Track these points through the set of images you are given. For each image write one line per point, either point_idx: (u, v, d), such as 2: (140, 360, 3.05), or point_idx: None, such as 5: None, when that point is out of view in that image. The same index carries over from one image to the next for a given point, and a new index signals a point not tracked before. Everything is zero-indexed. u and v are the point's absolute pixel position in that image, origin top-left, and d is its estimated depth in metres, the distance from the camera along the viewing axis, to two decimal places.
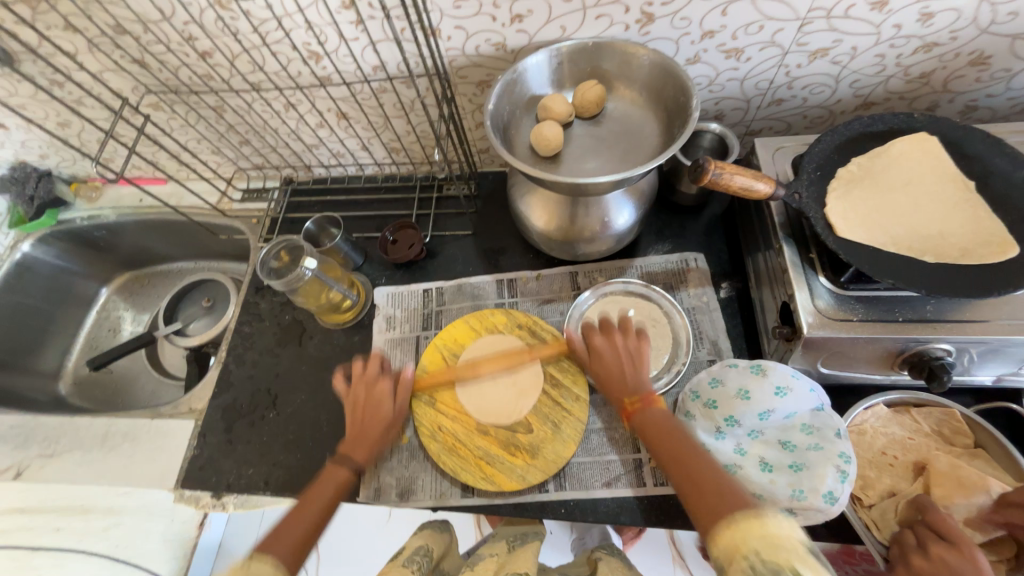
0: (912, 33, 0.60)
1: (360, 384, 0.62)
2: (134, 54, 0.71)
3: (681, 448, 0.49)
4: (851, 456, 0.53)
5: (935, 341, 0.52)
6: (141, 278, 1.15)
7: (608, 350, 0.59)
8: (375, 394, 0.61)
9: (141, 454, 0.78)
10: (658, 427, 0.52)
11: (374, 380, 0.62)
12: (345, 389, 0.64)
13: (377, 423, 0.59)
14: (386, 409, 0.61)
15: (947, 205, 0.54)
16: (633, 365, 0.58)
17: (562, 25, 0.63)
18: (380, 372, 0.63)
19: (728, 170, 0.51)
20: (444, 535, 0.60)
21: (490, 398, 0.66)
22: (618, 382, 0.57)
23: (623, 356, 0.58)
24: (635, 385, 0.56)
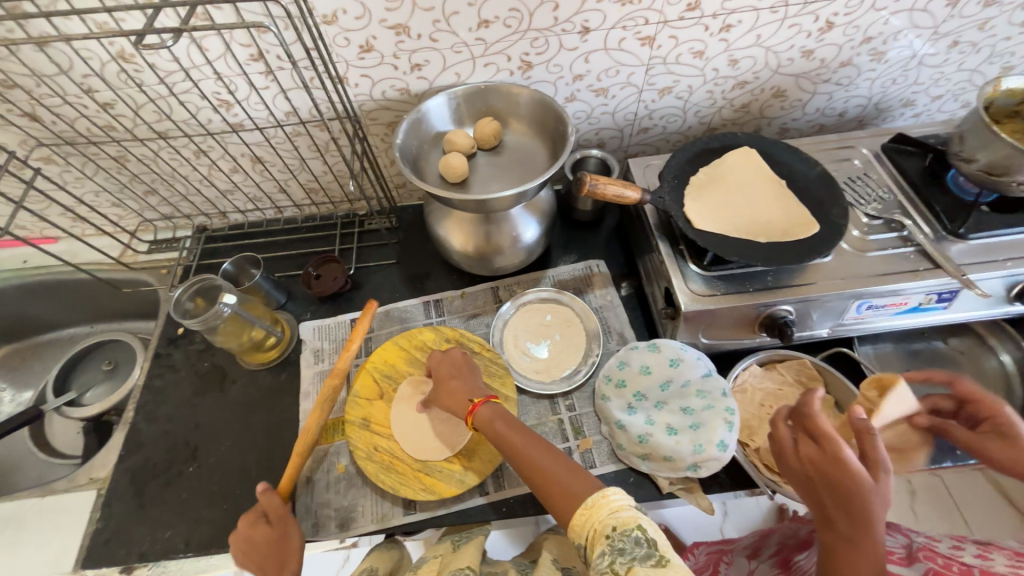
0: (729, 74, 0.78)
1: (251, 535, 0.57)
2: (24, 107, 0.69)
3: (519, 441, 0.53)
4: (734, 408, 0.63)
5: (779, 304, 0.64)
6: (22, 351, 1.03)
7: (441, 360, 0.67)
8: (262, 537, 0.57)
9: (30, 541, 0.69)
10: (496, 423, 0.56)
11: (261, 521, 0.58)
12: (234, 543, 0.57)
13: (286, 545, 0.57)
14: (286, 530, 0.58)
15: (771, 198, 0.68)
16: (464, 370, 0.65)
17: (456, 72, 0.72)
18: (260, 518, 0.59)
19: (602, 182, 0.62)
20: (393, 551, 0.63)
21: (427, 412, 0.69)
22: (457, 394, 0.62)
23: (457, 366, 0.66)
24: (471, 391, 0.62)
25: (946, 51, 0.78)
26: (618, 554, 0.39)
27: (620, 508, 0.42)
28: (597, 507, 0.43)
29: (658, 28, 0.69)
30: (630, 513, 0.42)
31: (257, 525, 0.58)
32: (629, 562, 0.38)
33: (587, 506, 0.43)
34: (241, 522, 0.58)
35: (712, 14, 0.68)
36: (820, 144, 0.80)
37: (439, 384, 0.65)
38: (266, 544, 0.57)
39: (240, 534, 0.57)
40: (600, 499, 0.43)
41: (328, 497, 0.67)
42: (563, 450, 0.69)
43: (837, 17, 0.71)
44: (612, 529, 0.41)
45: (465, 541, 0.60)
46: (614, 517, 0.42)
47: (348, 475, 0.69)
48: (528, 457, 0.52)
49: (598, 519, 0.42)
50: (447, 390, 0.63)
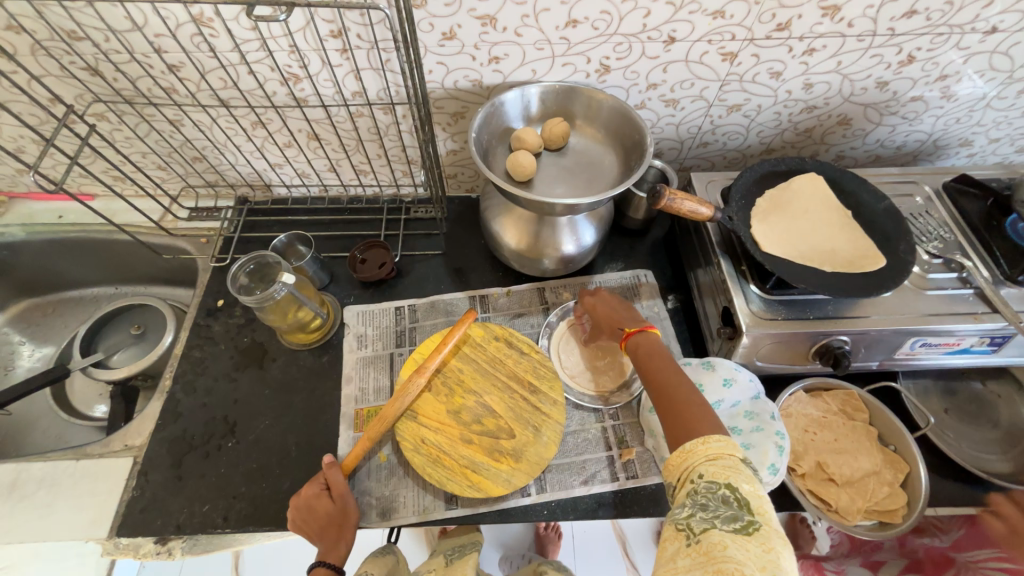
0: (800, 97, 0.77)
1: (310, 506, 0.61)
2: (89, 61, 0.67)
3: (658, 375, 0.59)
4: (784, 433, 0.63)
5: (836, 334, 0.65)
6: (45, 306, 1.01)
7: (604, 301, 0.72)
8: (323, 510, 0.61)
9: (61, 502, 0.68)
10: (646, 353, 0.62)
11: (323, 494, 0.62)
12: (292, 506, 0.61)
13: (344, 522, 0.61)
14: (340, 508, 0.62)
15: (837, 227, 0.68)
16: (622, 309, 0.71)
17: (533, 68, 0.71)
18: (322, 488, 0.63)
19: (679, 197, 0.61)
20: (388, 556, 0.71)
21: (475, 411, 0.68)
22: (617, 322, 0.69)
23: (612, 306, 0.71)
24: (623, 323, 0.68)
25: (1016, 97, 0.78)
26: (700, 509, 0.42)
27: (718, 458, 0.46)
28: (704, 447, 0.47)
29: (742, 45, 0.68)
30: (726, 468, 0.44)
31: (319, 498, 0.62)
32: (710, 520, 0.41)
33: (686, 448, 0.48)
34: (304, 491, 0.62)
35: (799, 37, 0.67)
36: (880, 177, 0.80)
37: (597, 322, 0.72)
38: (327, 515, 0.61)
39: (301, 505, 0.61)
40: (704, 445, 0.47)
41: (368, 485, 0.67)
42: (606, 458, 0.69)
43: (920, 52, 0.70)
44: (700, 476, 0.45)
45: (457, 556, 0.74)
46: (708, 464, 0.45)
47: (391, 464, 0.69)
48: (666, 389, 0.57)
49: (693, 462, 0.47)
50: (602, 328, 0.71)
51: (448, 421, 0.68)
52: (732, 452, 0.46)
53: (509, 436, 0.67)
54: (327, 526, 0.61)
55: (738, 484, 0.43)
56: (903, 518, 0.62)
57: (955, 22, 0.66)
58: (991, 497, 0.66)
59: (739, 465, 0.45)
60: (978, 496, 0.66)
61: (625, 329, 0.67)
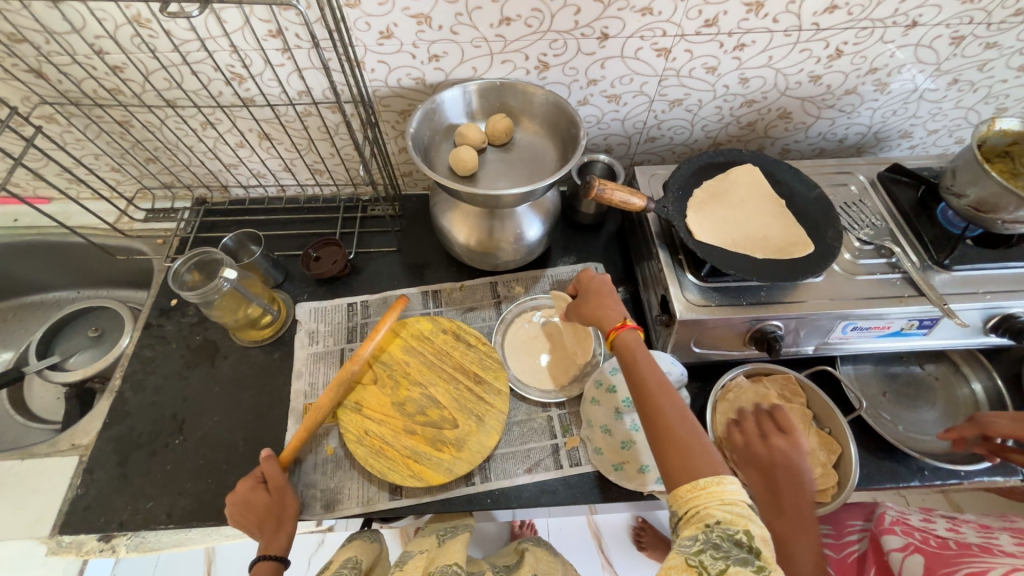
0: (738, 91, 0.79)
1: (245, 502, 0.61)
2: (30, 63, 0.68)
3: (654, 382, 0.53)
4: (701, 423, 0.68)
5: (768, 319, 0.66)
6: (3, 310, 1.00)
7: (599, 284, 0.66)
8: (261, 501, 0.61)
9: (7, 502, 0.68)
10: (637, 356, 0.56)
11: (259, 486, 0.63)
12: (229, 504, 0.61)
13: (284, 512, 0.62)
14: (278, 497, 0.62)
15: (770, 215, 0.70)
16: (608, 298, 0.64)
17: (473, 66, 0.73)
18: (258, 482, 0.63)
19: (610, 187, 0.63)
20: (374, 544, 0.67)
21: (420, 401, 0.70)
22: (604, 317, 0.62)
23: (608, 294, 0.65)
24: (618, 314, 0.62)
25: (946, 88, 0.81)
26: (713, 547, 0.40)
27: (735, 503, 0.42)
28: (720, 490, 0.43)
29: (675, 41, 0.70)
30: (742, 514, 0.42)
31: (257, 490, 0.62)
32: (722, 560, 0.38)
33: (699, 485, 0.44)
34: (242, 485, 0.62)
35: (728, 32, 0.70)
36: (819, 167, 0.83)
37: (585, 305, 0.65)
38: (263, 505, 0.61)
39: (237, 501, 0.61)
40: (720, 485, 0.43)
41: (314, 478, 0.68)
42: (551, 446, 0.71)
43: (847, 46, 0.73)
44: (715, 519, 0.42)
45: (450, 536, 0.63)
46: (725, 508, 0.42)
47: (337, 457, 0.69)
48: (667, 407, 0.51)
49: (707, 503, 0.43)
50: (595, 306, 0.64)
51: (393, 411, 0.69)
52: (744, 495, 0.43)
53: (452, 426, 0.68)
54: (266, 519, 0.60)
55: (755, 532, 0.40)
56: (833, 497, 0.64)
57: (876, 16, 0.69)
58: (924, 476, 0.68)
59: (751, 510, 0.42)
60: (911, 475, 0.68)
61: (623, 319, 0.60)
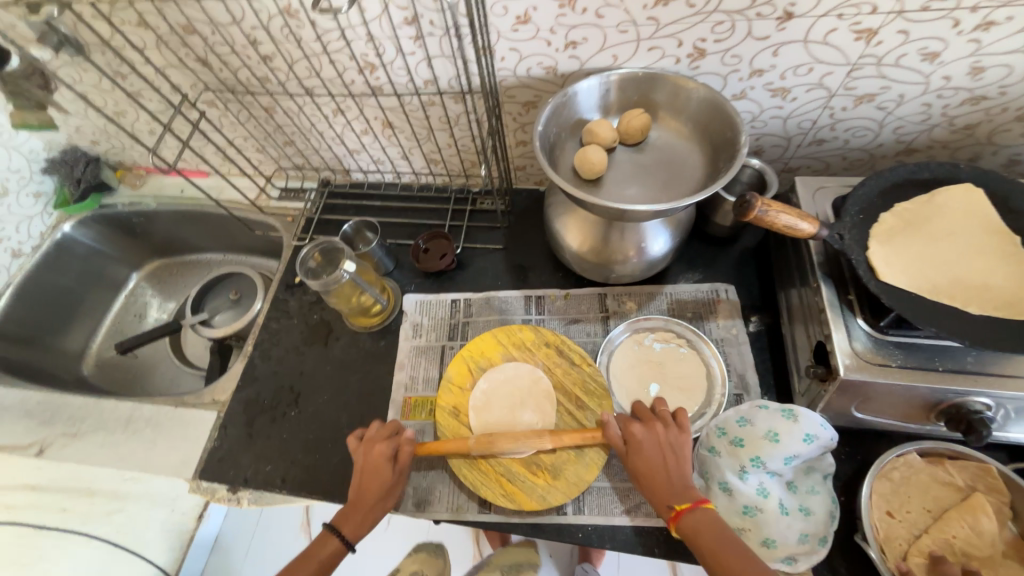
0: (961, 85, 0.61)
1: (360, 449, 0.61)
2: (199, 53, 0.74)
3: (727, 551, 0.48)
4: (836, 498, 0.59)
5: (974, 394, 0.51)
6: (169, 266, 1.17)
7: (651, 442, 0.56)
8: (376, 456, 0.60)
9: (163, 441, 0.80)
10: (705, 522, 0.50)
11: (376, 443, 0.61)
12: (353, 446, 0.63)
13: (375, 494, 0.59)
14: (388, 475, 0.60)
15: (990, 258, 0.54)
16: (677, 462, 0.56)
17: (614, 54, 0.64)
18: (387, 436, 0.62)
19: (774, 209, 0.51)
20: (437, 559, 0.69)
21: (522, 416, 0.67)
22: (661, 477, 0.55)
23: (663, 450, 0.56)
24: (676, 486, 0.54)
25: None
26: None
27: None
28: None
29: (885, 20, 0.55)
30: None
31: (382, 460, 0.60)
32: None
33: None
34: (370, 433, 0.63)
35: (970, 7, 0.52)
36: None
37: (636, 464, 0.56)
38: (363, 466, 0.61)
39: (363, 443, 0.62)
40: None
41: (408, 473, 0.68)
42: None
43: None
44: None
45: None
46: None
47: (430, 457, 0.69)
48: (744, 571, 0.46)
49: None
50: (648, 463, 0.55)
51: (494, 414, 0.67)
52: None
53: (549, 450, 0.64)
54: (361, 487, 0.59)
55: None
56: None
57: None
58: None
59: None
60: None
61: (674, 502, 0.53)
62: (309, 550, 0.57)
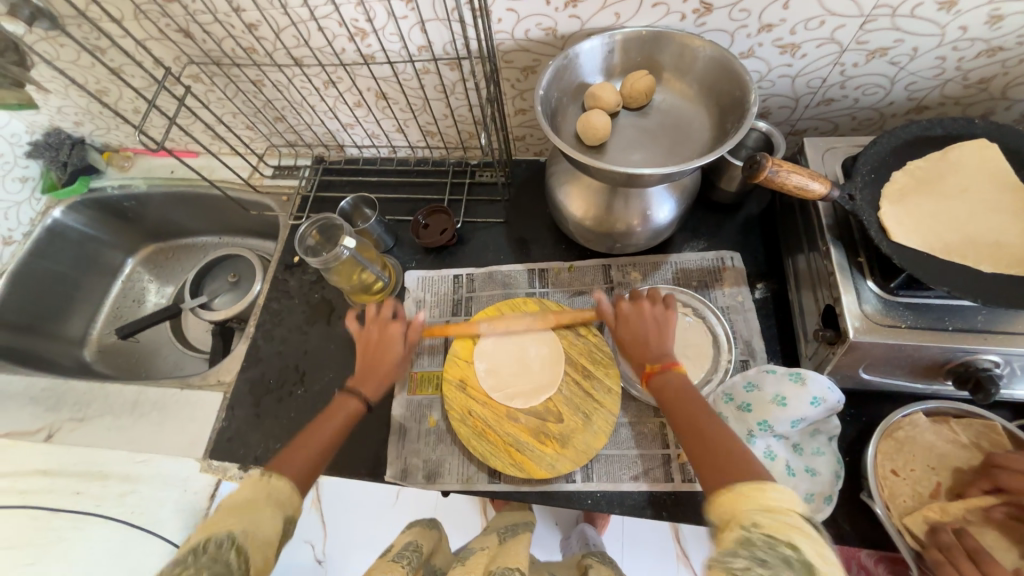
0: (978, 36, 0.58)
1: (372, 324, 0.64)
2: (180, 23, 0.70)
3: (694, 419, 0.50)
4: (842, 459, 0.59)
5: (984, 353, 0.51)
6: (165, 250, 1.15)
7: (638, 313, 0.60)
8: (391, 333, 0.62)
9: (171, 423, 0.80)
10: (675, 393, 0.53)
11: (388, 322, 0.64)
12: (356, 329, 0.65)
13: (391, 364, 0.61)
14: (395, 349, 0.62)
15: (1005, 215, 0.53)
16: (662, 334, 0.58)
17: (616, 11, 0.61)
18: (394, 316, 0.64)
19: (785, 168, 0.50)
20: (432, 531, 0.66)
21: (528, 351, 0.69)
22: (648, 346, 0.58)
23: (652, 321, 0.59)
24: (657, 350, 0.57)
25: None
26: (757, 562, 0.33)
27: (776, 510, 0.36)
28: (762, 495, 0.38)
29: None
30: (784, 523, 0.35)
31: (388, 326, 0.63)
32: None
33: (734, 490, 0.39)
34: (387, 305, 0.65)
35: None
36: None
37: (626, 329, 0.60)
38: (377, 337, 0.63)
39: (372, 320, 0.64)
40: (758, 491, 0.38)
41: (417, 447, 0.69)
42: (662, 456, 0.64)
43: None
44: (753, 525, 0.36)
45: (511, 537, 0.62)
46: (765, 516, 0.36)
47: (438, 431, 0.70)
48: (699, 432, 0.49)
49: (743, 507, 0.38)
50: (631, 329, 0.59)
51: (501, 361, 0.69)
52: (794, 504, 0.37)
53: (556, 421, 0.65)
54: (368, 351, 0.62)
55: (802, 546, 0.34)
56: None
57: None
58: None
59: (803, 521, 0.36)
60: None
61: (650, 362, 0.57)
62: (333, 408, 0.57)
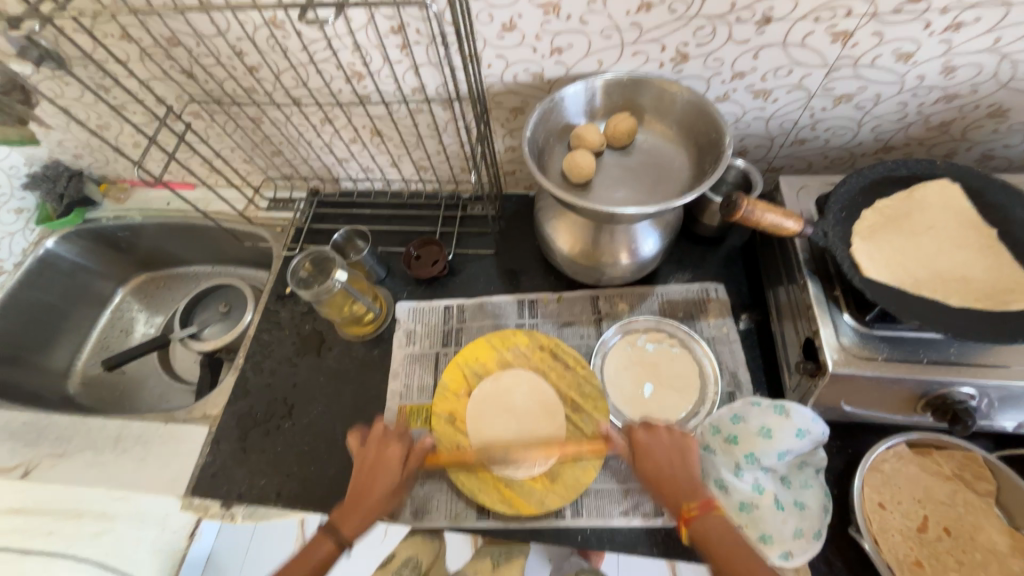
0: (935, 84, 0.62)
1: (370, 446, 0.61)
2: (183, 65, 0.73)
3: (729, 549, 0.47)
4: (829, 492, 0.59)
5: (959, 385, 0.53)
6: (157, 280, 1.15)
7: (659, 445, 0.56)
8: (388, 460, 0.60)
9: (154, 458, 0.79)
10: (716, 545, 0.48)
11: (386, 442, 0.61)
12: (356, 447, 0.63)
13: (379, 496, 0.58)
14: (387, 480, 0.58)
15: (970, 251, 0.56)
16: (686, 463, 0.55)
17: (599, 59, 0.65)
18: (394, 437, 0.62)
19: (760, 208, 0.52)
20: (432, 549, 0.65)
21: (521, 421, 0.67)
22: (672, 483, 0.54)
23: (673, 457, 0.55)
24: (692, 491, 0.52)
25: None
26: None
27: None
28: None
29: (860, 22, 0.56)
30: None
31: (382, 449, 0.61)
32: None
33: None
34: (375, 429, 0.63)
35: (940, 9, 0.54)
36: None
37: (646, 472, 0.55)
38: (373, 460, 0.60)
39: (368, 443, 0.62)
40: None
41: (406, 481, 0.68)
42: (651, 490, 0.64)
43: None
44: None
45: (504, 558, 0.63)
46: None
47: (427, 466, 0.69)
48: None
49: None
50: (653, 462, 0.55)
51: (491, 422, 0.67)
52: None
53: (546, 454, 0.65)
54: (360, 488, 0.58)
55: None
56: None
57: None
58: None
59: None
60: None
61: (684, 503, 0.52)
62: (308, 549, 0.54)
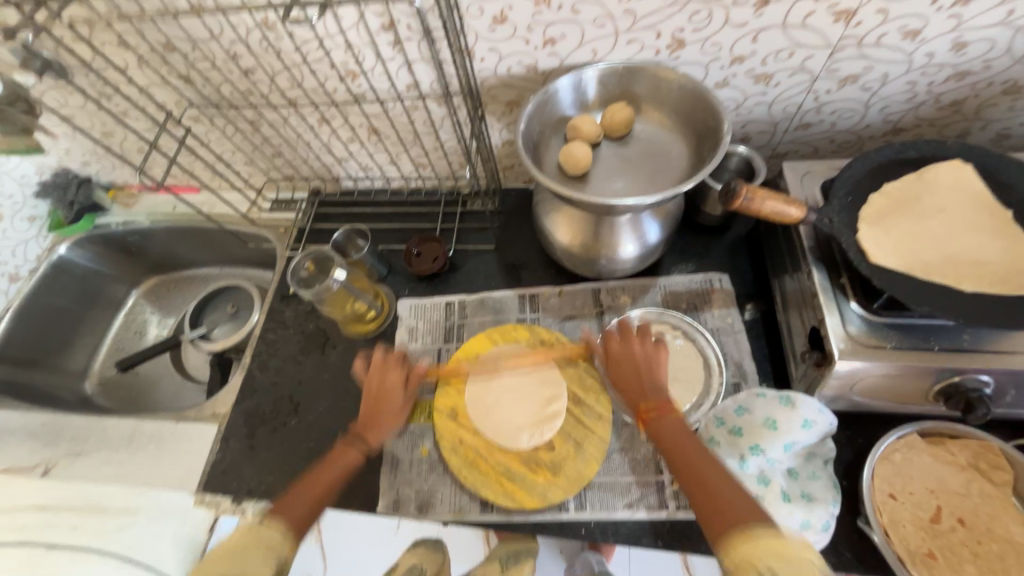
0: (945, 61, 0.60)
1: (376, 370, 0.66)
2: (180, 69, 0.74)
3: (688, 446, 0.53)
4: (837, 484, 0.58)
5: (972, 372, 0.51)
6: (167, 282, 1.17)
7: (628, 354, 0.61)
8: (391, 379, 0.65)
9: (167, 456, 0.80)
10: (670, 438, 0.54)
11: (391, 368, 0.66)
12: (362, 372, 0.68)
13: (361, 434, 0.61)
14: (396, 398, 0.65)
15: (984, 233, 0.54)
16: (653, 369, 0.60)
17: (593, 48, 0.64)
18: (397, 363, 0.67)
19: (759, 196, 0.51)
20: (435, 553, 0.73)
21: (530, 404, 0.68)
22: (643, 383, 0.59)
23: (647, 363, 0.61)
24: (651, 391, 0.58)
25: None
26: None
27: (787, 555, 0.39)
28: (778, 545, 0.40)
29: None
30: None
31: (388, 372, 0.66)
32: None
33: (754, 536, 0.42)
34: (387, 356, 0.67)
35: None
36: None
37: (621, 371, 0.61)
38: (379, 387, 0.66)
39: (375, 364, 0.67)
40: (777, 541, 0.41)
41: (410, 476, 0.68)
42: (656, 483, 0.63)
43: None
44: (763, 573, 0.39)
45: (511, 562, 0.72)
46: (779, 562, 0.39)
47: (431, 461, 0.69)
48: (696, 469, 0.50)
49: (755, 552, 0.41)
50: (619, 368, 0.61)
51: (504, 411, 0.68)
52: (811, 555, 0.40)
53: (549, 448, 0.65)
54: (372, 404, 0.64)
55: None
56: None
57: None
58: None
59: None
60: None
61: (645, 403, 0.58)
62: (333, 455, 0.59)
